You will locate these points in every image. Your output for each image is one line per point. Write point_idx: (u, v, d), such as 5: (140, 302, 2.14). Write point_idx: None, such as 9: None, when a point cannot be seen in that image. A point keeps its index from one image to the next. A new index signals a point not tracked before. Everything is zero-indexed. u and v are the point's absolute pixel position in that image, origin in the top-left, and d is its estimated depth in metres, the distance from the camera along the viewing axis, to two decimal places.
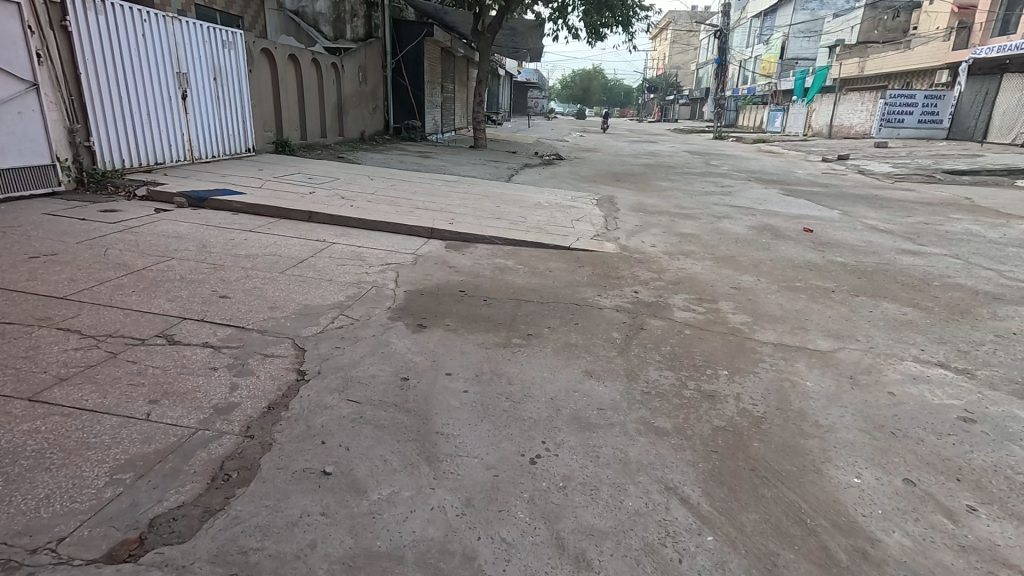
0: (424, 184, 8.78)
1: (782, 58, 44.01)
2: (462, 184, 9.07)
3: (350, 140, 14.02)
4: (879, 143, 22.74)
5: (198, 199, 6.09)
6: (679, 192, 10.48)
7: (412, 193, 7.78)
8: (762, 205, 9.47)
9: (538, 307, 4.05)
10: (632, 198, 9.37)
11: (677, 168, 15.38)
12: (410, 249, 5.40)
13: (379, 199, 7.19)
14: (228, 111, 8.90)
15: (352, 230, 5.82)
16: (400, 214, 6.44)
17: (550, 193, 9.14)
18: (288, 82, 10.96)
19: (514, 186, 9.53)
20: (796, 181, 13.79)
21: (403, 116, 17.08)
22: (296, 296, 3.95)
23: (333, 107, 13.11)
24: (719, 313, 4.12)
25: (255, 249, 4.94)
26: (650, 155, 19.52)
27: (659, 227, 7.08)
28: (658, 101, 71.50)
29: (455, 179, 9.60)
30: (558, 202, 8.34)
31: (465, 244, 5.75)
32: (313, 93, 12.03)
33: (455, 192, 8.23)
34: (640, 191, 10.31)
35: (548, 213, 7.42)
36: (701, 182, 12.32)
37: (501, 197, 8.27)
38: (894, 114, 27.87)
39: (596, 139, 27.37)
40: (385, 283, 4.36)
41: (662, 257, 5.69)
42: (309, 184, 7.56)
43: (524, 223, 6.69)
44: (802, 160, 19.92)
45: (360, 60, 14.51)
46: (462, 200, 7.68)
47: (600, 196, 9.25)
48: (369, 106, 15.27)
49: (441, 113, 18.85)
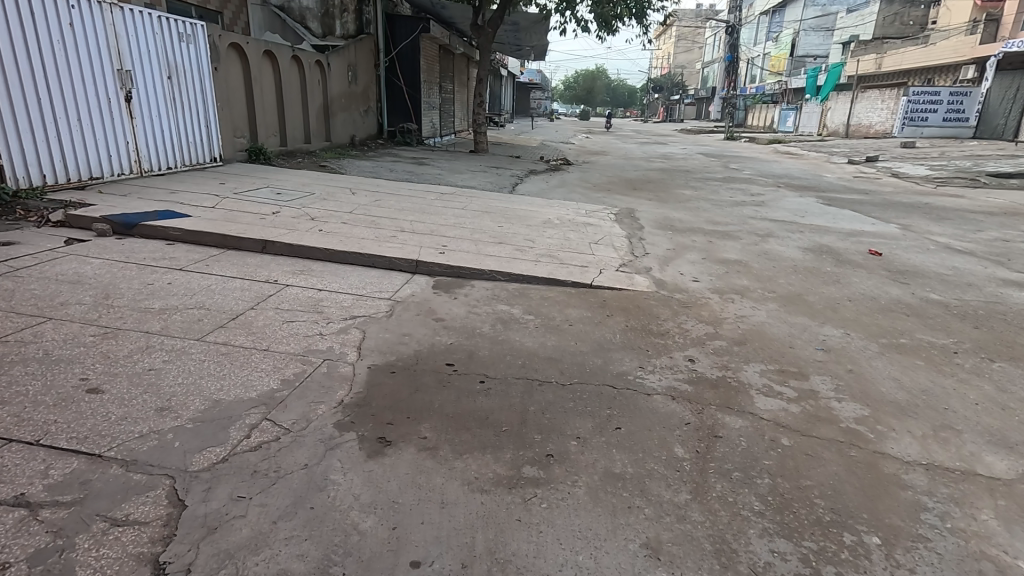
0: (415, 198, 7.57)
1: (793, 56, 42.71)
2: (459, 197, 7.86)
3: (338, 145, 12.82)
4: (906, 143, 21.40)
5: (126, 225, 4.88)
6: (705, 203, 9.24)
7: (398, 211, 6.57)
8: (805, 218, 8.22)
9: (558, 395, 2.80)
10: (656, 211, 8.12)
11: (696, 173, 14.14)
12: (387, 292, 4.18)
13: (356, 219, 5.98)
14: (186, 115, 7.68)
15: (315, 265, 4.61)
16: (378, 240, 5.22)
17: (561, 206, 7.91)
18: (265, 83, 9.74)
19: (518, 198, 8.32)
20: (829, 186, 12.53)
21: (398, 118, 15.87)
22: (204, 385, 2.70)
23: (318, 110, 11.90)
24: (819, 400, 2.87)
25: (178, 297, 3.72)
26: (663, 158, 18.28)
27: (695, 251, 5.85)
28: (663, 101, 70.26)
29: (451, 190, 8.40)
30: (571, 218, 7.12)
31: (459, 282, 4.53)
32: (295, 94, 10.82)
33: (450, 208, 7.02)
34: (661, 202, 9.08)
35: (560, 234, 6.19)
36: (726, 189, 11.08)
37: (504, 213, 7.06)
38: (916, 111, 26.50)
39: (602, 141, 26.19)
40: (343, 356, 3.12)
41: (710, 297, 4.45)
42: (275, 202, 6.35)
43: (533, 249, 5.46)
44: (825, 162, 18.64)
45: (350, 58, 13.29)
46: (458, 219, 6.45)
47: (618, 210, 8.03)
48: (360, 108, 14.07)
49: (439, 115, 17.64)
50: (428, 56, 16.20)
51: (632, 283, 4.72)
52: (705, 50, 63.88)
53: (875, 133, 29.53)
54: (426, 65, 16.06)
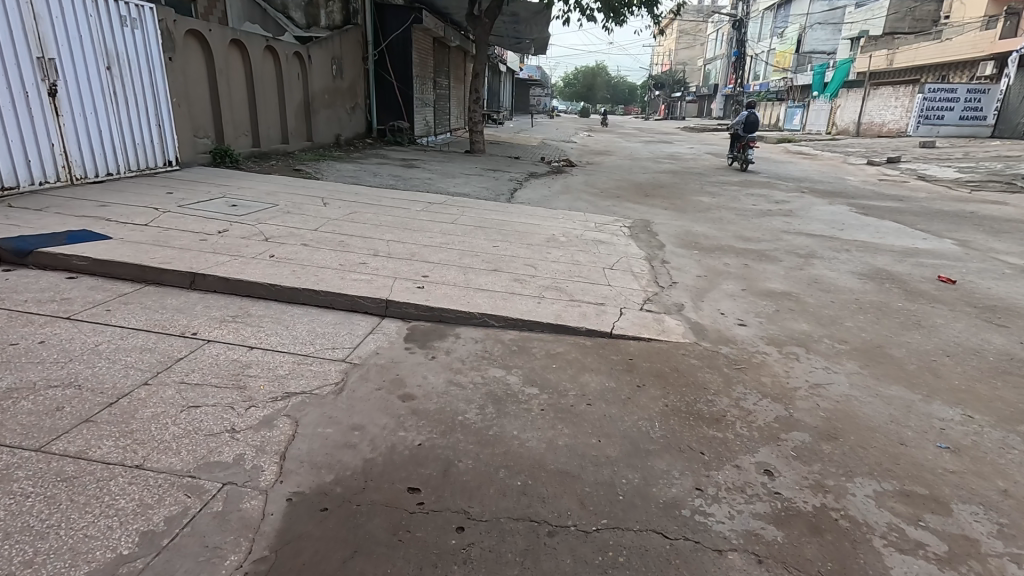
0: (397, 209, 6.54)
1: (799, 52, 41.65)
2: (450, 209, 6.84)
3: (320, 145, 11.76)
4: (925, 142, 20.36)
5: (18, 253, 3.85)
6: (728, 213, 8.23)
7: (374, 227, 5.54)
8: (844, 231, 7.21)
9: (580, 562, 1.77)
10: (674, 224, 7.10)
11: (709, 175, 13.13)
12: (341, 350, 3.15)
13: (322, 240, 4.95)
14: (132, 112, 6.61)
15: (255, 308, 3.58)
16: (344, 270, 4.20)
17: (566, 219, 6.89)
18: (233, 76, 8.67)
19: (517, 209, 7.30)
20: (856, 191, 11.52)
21: (388, 116, 14.81)
22: (4, 554, 1.65)
23: (298, 107, 10.84)
24: (986, 562, 1.84)
25: (44, 365, 2.68)
26: (672, 158, 17.29)
27: (730, 280, 4.84)
28: (665, 99, 69.11)
29: (440, 199, 7.37)
30: (578, 235, 6.10)
31: (440, 332, 3.50)
32: (269, 89, 9.75)
33: (436, 223, 6.00)
34: (679, 211, 8.07)
35: (567, 257, 5.18)
36: (746, 195, 10.07)
37: (499, 228, 6.05)
38: (932, 110, 25.48)
39: (604, 139, 25.15)
40: (255, 476, 2.09)
41: (765, 351, 3.43)
42: (226, 217, 5.31)
43: (534, 279, 4.44)
44: (841, 163, 17.63)
45: (335, 51, 12.22)
46: (446, 237, 5.43)
47: (632, 222, 7.01)
48: (346, 105, 13.00)
49: (433, 113, 16.58)
50: (420, 49, 15.14)
51: (662, 328, 3.70)
52: (706, 46, 62.74)
53: (888, 131, 28.48)
54: (419, 58, 15.01)
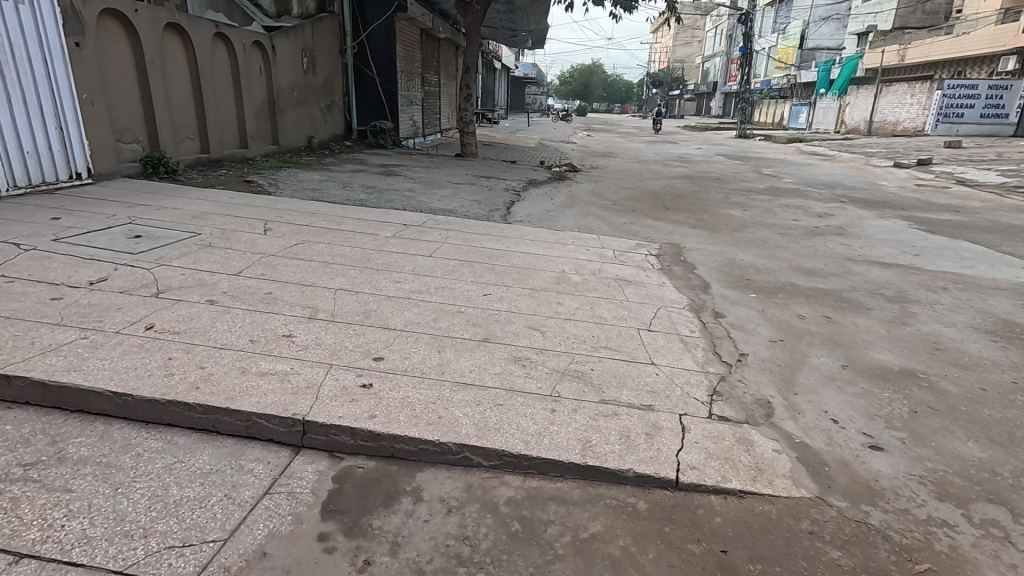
0: (361, 237, 5.09)
1: (802, 48, 40.32)
2: (429, 234, 5.39)
3: (288, 150, 10.30)
4: (949, 142, 19.01)
5: None
6: (768, 233, 6.80)
7: (322, 268, 4.10)
8: (920, 258, 5.79)
9: None
10: (711, 250, 5.66)
11: (728, 181, 11.74)
12: (196, 552, 1.71)
13: (240, 293, 3.51)
14: (17, 113, 5.15)
15: (80, 442, 2.13)
16: (253, 353, 2.76)
17: (576, 246, 5.46)
18: (172, 66, 7.19)
19: (514, 231, 5.86)
20: (899, 199, 10.09)
21: (370, 115, 13.35)
22: None
23: (260, 105, 9.38)
24: None
25: None
26: (681, 160, 15.85)
27: (818, 349, 3.41)
28: (663, 97, 67.79)
29: (418, 219, 5.92)
30: (593, 272, 4.66)
31: (391, 487, 2.06)
32: (221, 85, 8.28)
33: (408, 258, 4.56)
34: (710, 231, 6.63)
35: (585, 312, 3.74)
36: (780, 206, 8.68)
37: (491, 264, 4.60)
38: (951, 107, 24.31)
39: (604, 140, 23.76)
40: None
41: (944, 519, 2.01)
42: (115, 256, 3.86)
43: (542, 359, 3.00)
44: (864, 165, 16.20)
45: (306, 41, 10.75)
46: (418, 283, 3.99)
47: (659, 250, 5.58)
48: (320, 104, 11.54)
49: (421, 111, 15.14)
50: (405, 42, 13.66)
51: (755, 462, 2.27)
52: (705, 43, 61.29)
53: (903, 130, 27.08)
54: (404, 51, 13.54)
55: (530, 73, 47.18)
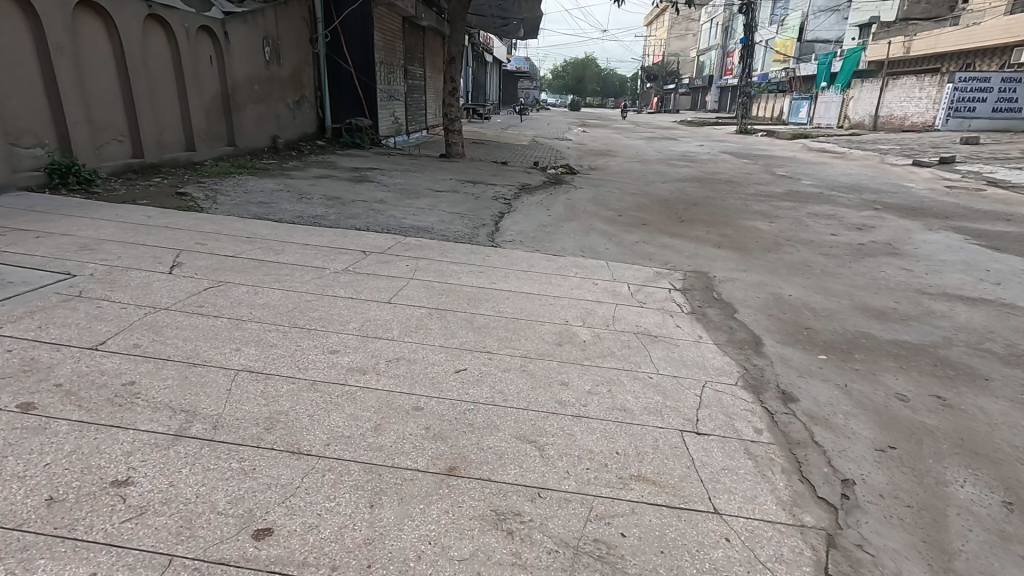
0: (302, 272, 3.91)
1: (801, 41, 39.24)
2: (392, 266, 4.22)
3: (247, 152, 9.08)
4: (966, 138, 17.97)
5: None
6: (808, 253, 5.66)
7: (228, 331, 2.91)
8: (1005, 289, 4.67)
9: None
10: (748, 283, 4.51)
11: (742, 183, 10.62)
12: None
13: (83, 385, 2.32)
14: None
15: None
16: (38, 533, 1.59)
17: (581, 280, 4.31)
18: (89, 55, 5.98)
19: (502, 258, 4.69)
20: (936, 205, 8.99)
21: (346, 112, 12.12)
22: None
23: (212, 100, 8.15)
24: None
25: None
26: (686, 159, 14.68)
27: (956, 468, 2.27)
28: (659, 91, 66.64)
29: (381, 244, 4.74)
30: (606, 323, 3.51)
31: None
32: (159, 76, 7.06)
33: (358, 308, 3.39)
34: (739, 253, 5.49)
35: (601, 401, 2.58)
36: (810, 216, 7.56)
37: (468, 314, 3.44)
38: (963, 101, 23.32)
39: (601, 136, 22.60)
40: None
41: None
42: None
43: (541, 516, 1.84)
44: (882, 164, 15.10)
45: (269, 28, 9.50)
46: (363, 354, 2.82)
47: (684, 285, 4.42)
48: (287, 100, 10.30)
49: (403, 108, 13.93)
50: (385, 31, 12.41)
51: None
52: (700, 36, 60.11)
53: (912, 125, 26.04)
54: (383, 41, 12.31)
55: (523, 66, 45.94)
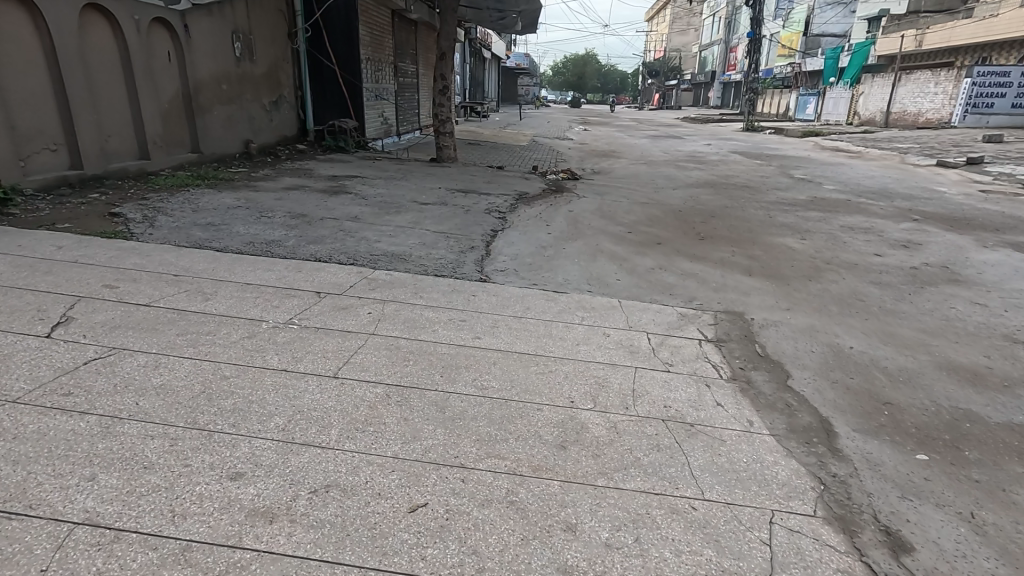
0: (231, 328, 3.04)
1: (807, 35, 38.21)
2: (350, 315, 3.35)
3: (215, 159, 8.20)
4: (989, 136, 17.05)
5: None
6: (855, 281, 4.78)
7: (89, 442, 2.04)
8: None
9: None
10: (796, 331, 3.63)
11: (759, 190, 9.74)
12: None
13: None
14: None
15: None
16: None
17: (589, 330, 3.44)
18: (9, 50, 5.11)
19: (491, 298, 3.81)
20: (978, 214, 8.10)
21: (330, 113, 11.24)
22: None
23: (171, 102, 7.28)
24: None
25: None
26: (694, 161, 13.81)
27: None
28: (660, 87, 65.60)
29: (343, 280, 3.86)
30: (624, 405, 2.63)
31: None
32: (103, 75, 6.18)
33: (289, 388, 2.51)
34: (775, 284, 4.61)
35: (627, 567, 1.71)
36: (844, 231, 6.68)
37: (439, 395, 2.57)
38: (980, 97, 22.40)
39: (602, 135, 21.67)
40: None
41: None
42: None
43: None
44: (903, 165, 14.19)
45: (240, 21, 8.62)
46: (279, 479, 1.95)
47: (717, 335, 3.55)
48: (262, 100, 9.41)
49: (393, 108, 13.05)
50: (372, 24, 11.50)
51: None
52: (702, 30, 59.08)
53: (925, 121, 25.09)
54: (370, 36, 11.43)
55: (524, 63, 45.01)
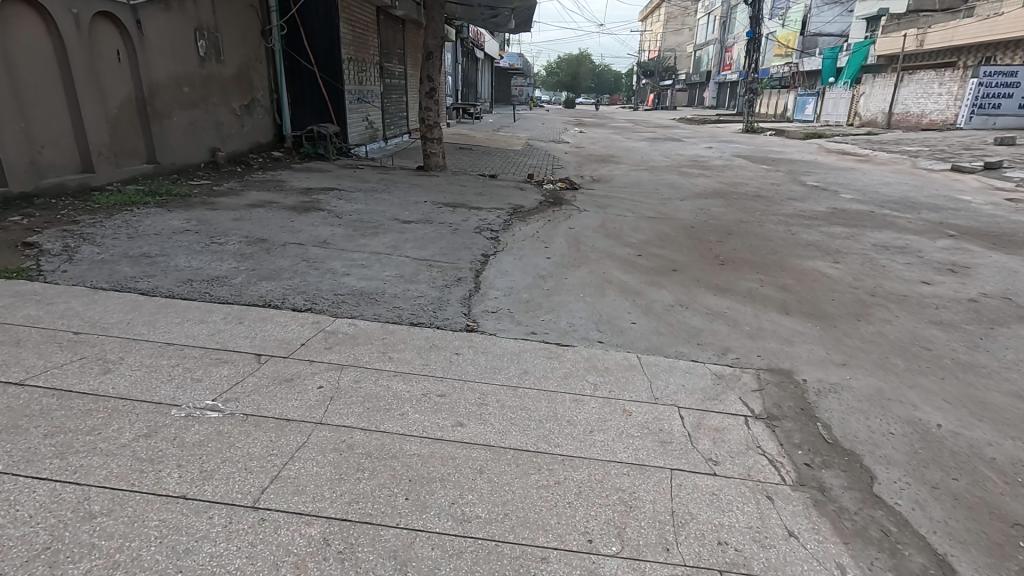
0: (125, 421, 2.25)
1: (804, 35, 37.67)
2: (294, 392, 2.56)
3: (175, 170, 7.37)
4: (1000, 139, 16.42)
5: None
6: (913, 321, 4.03)
7: None
8: None
9: None
10: (865, 402, 2.87)
11: (773, 200, 9.02)
12: None
13: None
14: None
15: None
16: None
17: (604, 408, 2.67)
18: None
19: (478, 358, 3.03)
20: (1017, 228, 7.40)
21: (309, 117, 10.43)
22: None
23: (121, 107, 6.47)
24: None
25: None
26: (698, 166, 13.08)
27: None
28: (655, 87, 64.99)
29: (293, 336, 3.07)
30: (662, 546, 1.86)
31: None
32: (33, 76, 5.37)
33: (179, 536, 1.72)
34: (820, 327, 3.85)
35: None
36: (879, 252, 5.94)
37: (399, 540, 1.79)
38: (988, 98, 21.83)
39: (598, 138, 20.92)
40: None
41: None
42: None
43: None
44: (916, 170, 13.53)
45: (204, 17, 7.80)
46: None
47: (768, 409, 2.78)
48: (232, 104, 8.60)
49: (379, 111, 12.27)
50: (354, 22, 10.69)
51: None
52: (697, 29, 58.47)
53: (930, 122, 24.50)
54: (353, 35, 10.64)
55: (518, 63, 44.34)
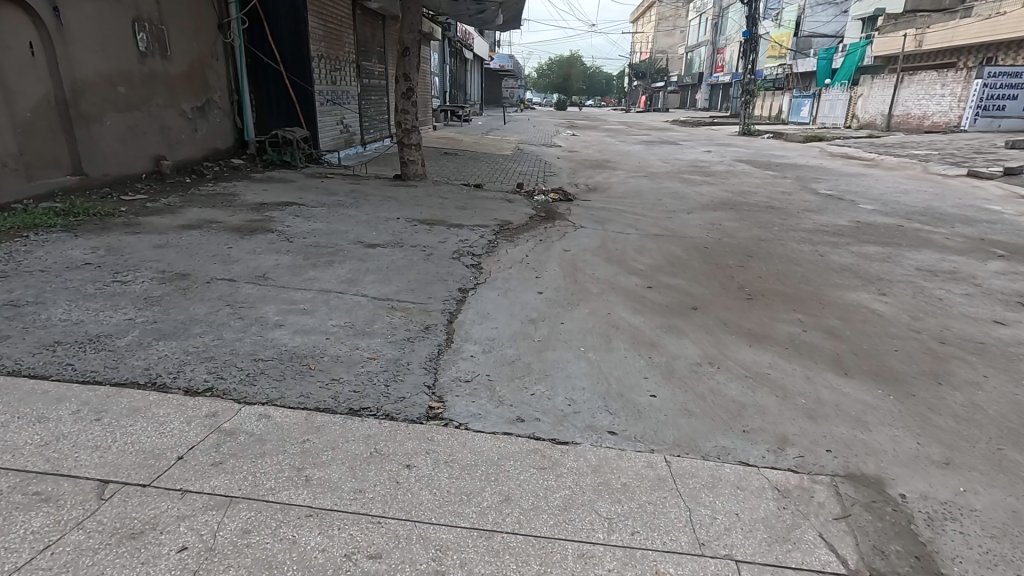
0: None
1: (798, 36, 37.14)
2: (135, 564, 1.61)
3: (108, 182, 6.38)
4: (1011, 142, 15.76)
5: None
6: (1008, 384, 3.14)
7: None
8: None
9: None
10: (1005, 543, 1.96)
11: (787, 211, 8.18)
12: None
13: None
14: None
15: None
16: None
17: (624, 572, 1.74)
18: None
19: (438, 475, 2.09)
20: None
21: (276, 121, 9.46)
22: None
23: (35, 110, 5.48)
24: None
25: None
26: (700, 172, 12.24)
27: None
28: (646, 89, 64.45)
29: (169, 441, 2.12)
30: None
31: None
32: None
33: None
34: (896, 398, 2.94)
35: None
36: (929, 278, 5.06)
37: None
38: (993, 99, 21.27)
39: (592, 141, 20.06)
40: None
41: None
42: None
43: None
44: (929, 175, 12.78)
45: (145, 8, 6.81)
46: None
47: (867, 561, 1.86)
48: (182, 106, 7.60)
49: (356, 114, 11.30)
50: (326, 17, 9.73)
51: None
52: (689, 31, 57.90)
53: (932, 124, 23.86)
54: (325, 30, 9.68)
55: (508, 65, 43.44)
